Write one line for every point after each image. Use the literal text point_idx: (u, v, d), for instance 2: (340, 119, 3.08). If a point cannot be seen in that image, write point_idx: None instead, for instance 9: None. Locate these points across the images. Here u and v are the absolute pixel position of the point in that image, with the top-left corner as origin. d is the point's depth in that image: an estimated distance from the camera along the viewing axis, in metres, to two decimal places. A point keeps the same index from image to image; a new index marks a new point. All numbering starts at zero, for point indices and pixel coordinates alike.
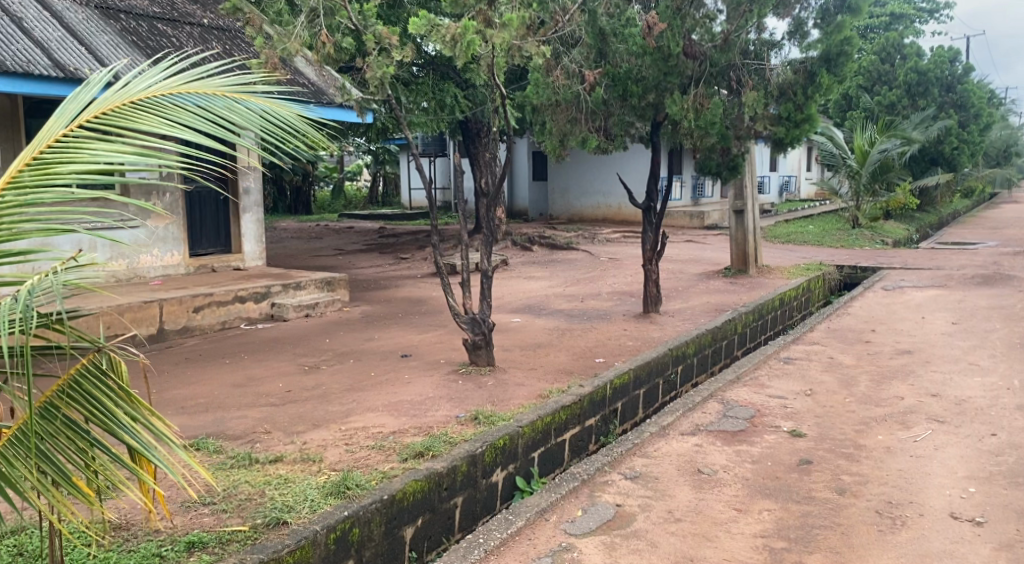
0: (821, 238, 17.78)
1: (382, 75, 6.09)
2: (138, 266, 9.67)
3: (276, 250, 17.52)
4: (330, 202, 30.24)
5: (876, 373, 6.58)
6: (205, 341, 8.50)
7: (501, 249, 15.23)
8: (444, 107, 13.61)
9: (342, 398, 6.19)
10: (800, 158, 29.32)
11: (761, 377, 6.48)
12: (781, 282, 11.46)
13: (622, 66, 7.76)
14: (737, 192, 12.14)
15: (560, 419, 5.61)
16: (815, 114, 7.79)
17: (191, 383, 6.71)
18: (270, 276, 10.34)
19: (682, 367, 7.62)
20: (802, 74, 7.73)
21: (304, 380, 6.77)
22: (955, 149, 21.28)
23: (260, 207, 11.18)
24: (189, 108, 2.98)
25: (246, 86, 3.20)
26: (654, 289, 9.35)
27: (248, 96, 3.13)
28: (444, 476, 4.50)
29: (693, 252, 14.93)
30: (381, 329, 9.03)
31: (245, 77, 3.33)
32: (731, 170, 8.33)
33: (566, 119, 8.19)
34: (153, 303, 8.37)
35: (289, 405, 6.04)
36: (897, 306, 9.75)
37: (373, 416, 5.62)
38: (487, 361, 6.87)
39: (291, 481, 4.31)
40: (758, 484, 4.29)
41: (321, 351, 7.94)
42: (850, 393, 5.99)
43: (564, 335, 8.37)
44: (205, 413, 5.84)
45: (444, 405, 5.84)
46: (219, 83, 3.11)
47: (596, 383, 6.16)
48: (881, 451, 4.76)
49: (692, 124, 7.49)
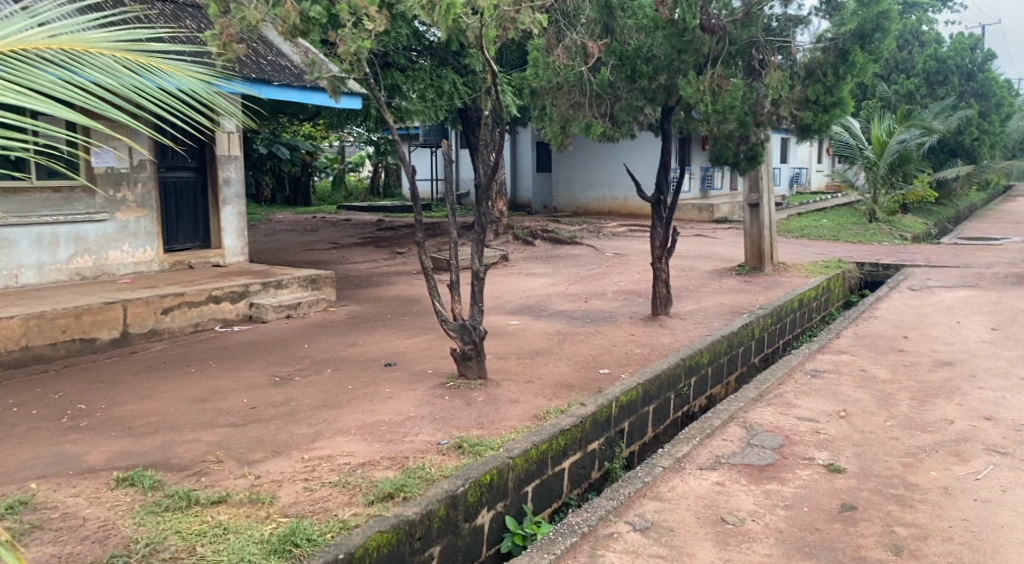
0: (836, 232, 17.04)
1: (356, 49, 5.36)
2: (105, 263, 8.96)
3: (268, 243, 16.85)
4: (330, 193, 29.46)
5: (917, 389, 5.83)
6: (173, 347, 7.78)
7: (502, 243, 14.47)
8: (441, 93, 12.88)
9: (310, 418, 5.46)
10: (811, 150, 28.51)
11: (787, 394, 5.72)
12: (799, 281, 10.71)
13: (631, 43, 7.13)
14: (751, 184, 11.36)
15: (558, 445, 4.89)
16: (846, 96, 6.99)
17: (145, 397, 5.98)
18: (249, 274, 9.58)
19: (695, 379, 6.87)
20: (832, 53, 6.91)
21: (272, 395, 6.03)
22: (975, 140, 20.48)
23: (241, 199, 10.43)
24: (54, 72, 2.34)
25: (124, 47, 2.58)
26: (663, 289, 8.60)
27: (132, 63, 2.56)
28: (417, 523, 3.78)
29: (704, 248, 14.19)
30: (367, 333, 8.30)
31: (136, 32, 2.70)
32: (751, 160, 7.54)
33: (570, 105, 7.48)
34: (116, 303, 7.65)
35: (251, 426, 5.30)
36: (927, 309, 8.99)
37: (344, 441, 4.90)
38: (478, 374, 6.14)
39: (231, 531, 3.59)
40: (794, 539, 3.59)
41: (298, 358, 7.21)
42: (891, 416, 5.23)
43: (565, 341, 7.64)
44: (152, 435, 5.10)
45: (425, 429, 5.10)
46: (99, 44, 2.53)
47: (600, 402, 5.43)
48: (938, 493, 4.03)
49: (709, 109, 6.68)
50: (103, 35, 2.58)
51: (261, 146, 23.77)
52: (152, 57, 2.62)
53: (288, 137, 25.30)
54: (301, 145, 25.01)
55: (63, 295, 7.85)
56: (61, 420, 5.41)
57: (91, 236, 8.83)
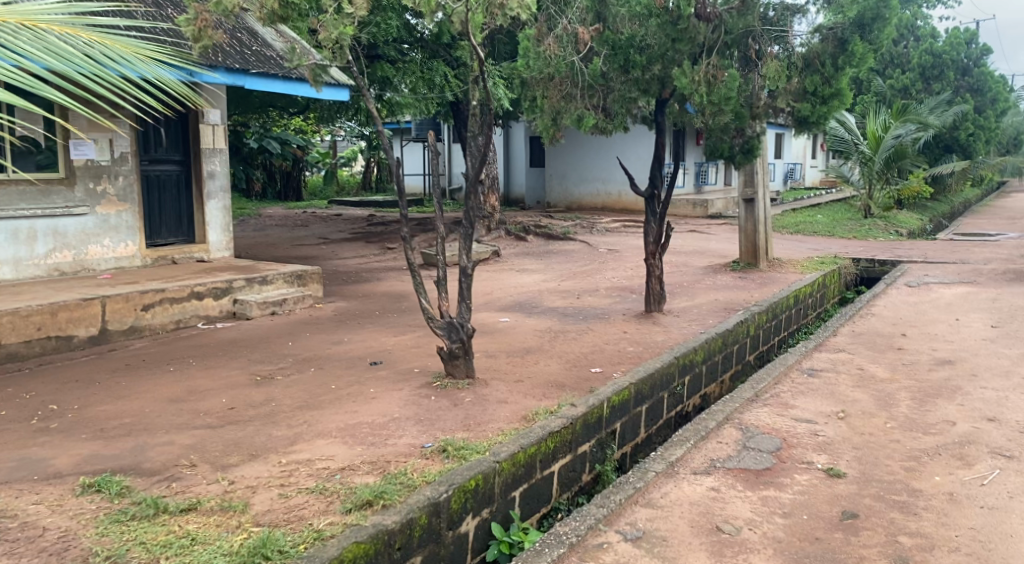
0: (831, 227, 16.88)
1: (337, 35, 5.16)
2: (84, 258, 8.74)
3: (256, 238, 16.66)
4: (322, 189, 29.20)
5: (917, 389, 5.66)
6: (153, 344, 7.56)
7: (494, 238, 14.26)
8: (432, 86, 12.56)
9: (290, 419, 5.26)
10: (805, 145, 28.38)
11: (783, 394, 5.54)
12: (794, 277, 10.54)
13: (623, 32, 6.96)
14: (746, 179, 11.16)
15: (548, 447, 4.70)
16: (844, 88, 6.78)
17: (121, 397, 5.78)
18: (233, 269, 9.36)
19: (689, 378, 6.69)
20: (831, 42, 6.71)
21: (252, 395, 5.83)
22: (971, 136, 20.34)
23: (227, 192, 10.18)
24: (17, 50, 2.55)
25: (86, 34, 2.80)
26: (657, 286, 8.41)
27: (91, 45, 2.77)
28: (396, 533, 3.61)
29: (699, 244, 14.02)
30: (353, 330, 8.09)
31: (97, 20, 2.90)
32: (747, 154, 7.30)
33: (561, 96, 7.29)
34: (94, 299, 7.44)
35: (228, 428, 5.10)
36: (925, 305, 8.82)
37: (324, 445, 4.71)
38: (466, 373, 5.94)
39: (199, 542, 3.42)
40: (793, 550, 3.42)
41: (281, 357, 7.00)
42: (891, 417, 5.05)
43: (556, 339, 7.45)
44: (125, 438, 4.90)
45: (410, 431, 4.91)
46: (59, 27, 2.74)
47: (591, 402, 5.24)
48: (943, 499, 3.86)
49: (703, 100, 6.49)
50: (65, 19, 2.79)
51: (252, 140, 23.83)
52: (115, 44, 2.84)
53: (278, 131, 25.06)
54: (291, 139, 24.92)
55: (40, 291, 7.64)
56: (31, 422, 5.20)
57: (70, 231, 8.61)
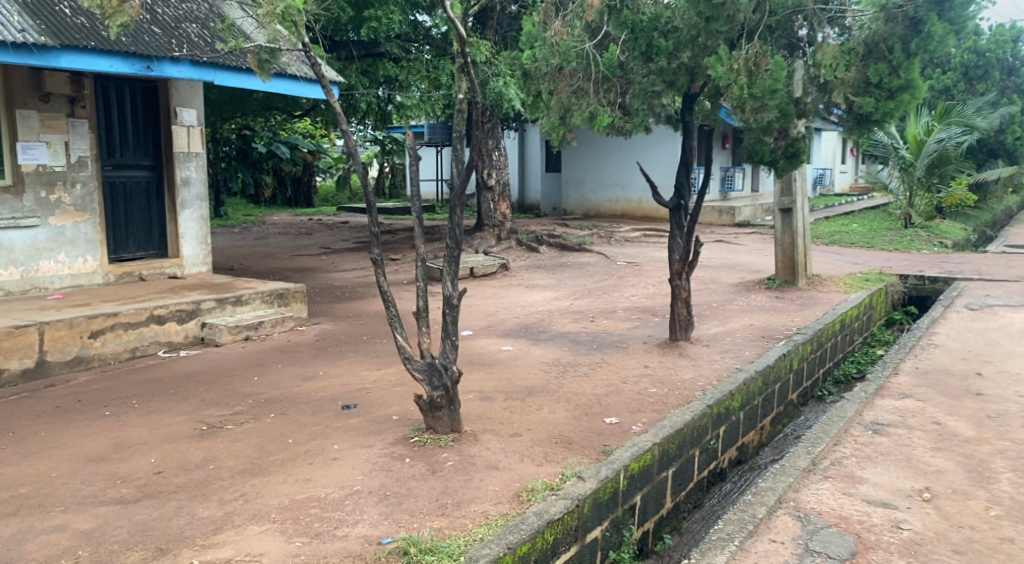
0: (869, 238, 15.64)
1: (284, 7, 4.42)
2: (36, 275, 7.76)
3: (254, 248, 15.65)
4: (334, 195, 28.29)
5: (1016, 455, 4.48)
6: (97, 378, 6.54)
7: (504, 250, 13.18)
8: (440, 86, 11.22)
9: (225, 490, 4.19)
10: (835, 148, 27.06)
11: (847, 461, 4.38)
12: (839, 297, 9.36)
13: (644, 12, 5.87)
14: (784, 187, 9.98)
15: (544, 542, 3.65)
16: (918, 78, 5.54)
17: (28, 456, 4.75)
18: (206, 287, 8.34)
19: (726, 427, 5.56)
20: (901, 22, 5.52)
21: (188, 453, 4.76)
22: (1018, 139, 18.96)
23: (204, 202, 9.18)
24: None
25: None
26: (683, 309, 7.27)
27: None
28: None
29: (727, 257, 12.82)
30: (332, 361, 7.03)
31: None
32: (791, 159, 6.12)
33: (571, 90, 6.32)
34: (31, 326, 6.46)
35: (144, 503, 4.04)
36: (996, 334, 7.61)
37: (257, 535, 3.68)
38: (449, 428, 4.83)
39: None
40: None
41: (240, 397, 5.93)
42: (993, 499, 3.89)
43: (565, 374, 6.33)
44: (8, 519, 3.89)
45: (368, 514, 3.82)
46: None
47: (604, 474, 4.12)
48: None
49: (742, 93, 5.40)
50: None
51: (260, 144, 22.95)
52: None
53: (286, 136, 24.07)
54: (301, 143, 23.71)
55: None
56: None
57: (17, 245, 7.62)
